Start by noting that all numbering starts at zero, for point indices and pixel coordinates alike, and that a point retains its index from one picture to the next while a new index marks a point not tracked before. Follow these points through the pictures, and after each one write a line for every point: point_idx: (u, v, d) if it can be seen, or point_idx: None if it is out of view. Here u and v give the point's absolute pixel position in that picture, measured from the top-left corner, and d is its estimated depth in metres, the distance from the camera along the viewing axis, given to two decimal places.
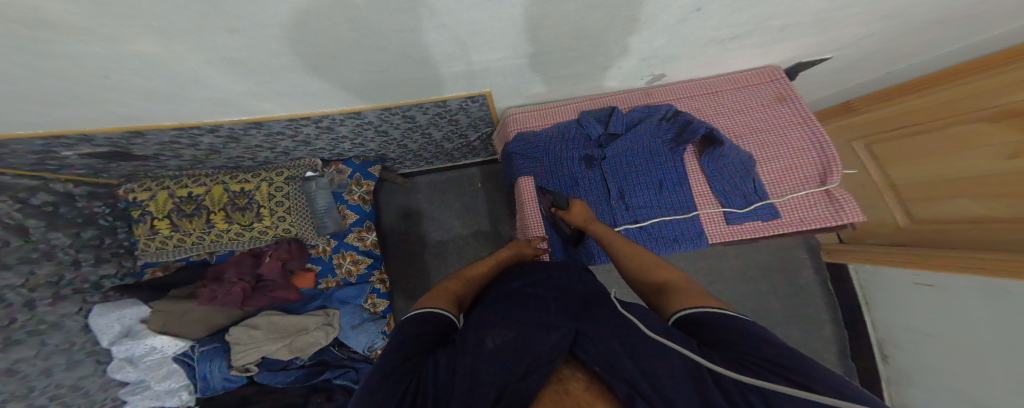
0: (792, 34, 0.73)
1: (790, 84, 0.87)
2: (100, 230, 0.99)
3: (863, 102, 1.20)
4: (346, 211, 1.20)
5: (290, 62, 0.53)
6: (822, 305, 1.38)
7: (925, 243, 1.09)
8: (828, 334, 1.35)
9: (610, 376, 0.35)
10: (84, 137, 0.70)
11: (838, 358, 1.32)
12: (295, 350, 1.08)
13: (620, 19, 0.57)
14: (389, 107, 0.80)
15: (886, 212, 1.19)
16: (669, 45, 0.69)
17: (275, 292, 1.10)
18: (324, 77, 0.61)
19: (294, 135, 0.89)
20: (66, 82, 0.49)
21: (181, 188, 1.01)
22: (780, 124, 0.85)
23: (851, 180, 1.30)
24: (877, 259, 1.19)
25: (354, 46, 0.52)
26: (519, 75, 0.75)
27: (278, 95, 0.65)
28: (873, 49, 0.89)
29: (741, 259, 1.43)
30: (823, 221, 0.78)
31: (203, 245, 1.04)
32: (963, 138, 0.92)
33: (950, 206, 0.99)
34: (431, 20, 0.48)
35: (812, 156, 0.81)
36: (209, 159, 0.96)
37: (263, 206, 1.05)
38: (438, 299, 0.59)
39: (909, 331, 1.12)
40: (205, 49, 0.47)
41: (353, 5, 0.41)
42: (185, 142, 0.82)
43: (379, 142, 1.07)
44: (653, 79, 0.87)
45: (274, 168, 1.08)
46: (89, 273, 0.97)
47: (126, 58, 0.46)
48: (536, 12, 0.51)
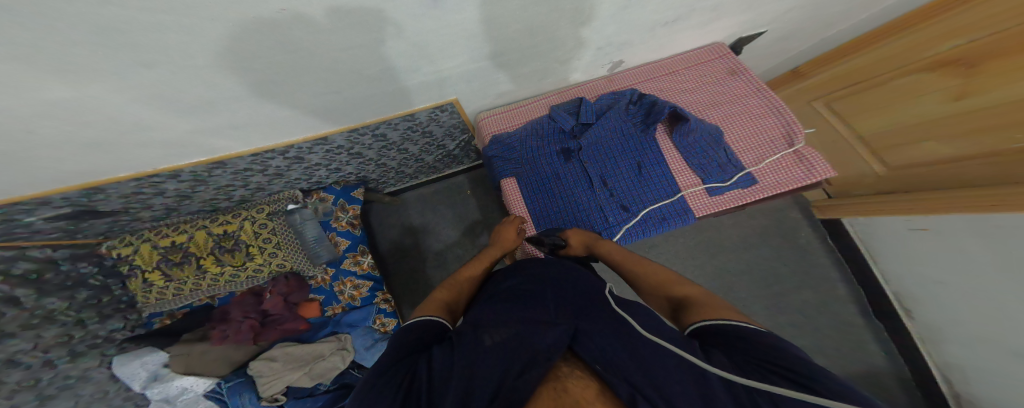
0: (727, 11, 0.74)
1: (738, 58, 0.89)
2: (95, 290, 0.98)
3: (811, 68, 1.26)
4: (337, 238, 1.19)
5: (237, 92, 0.53)
6: (828, 263, 1.36)
7: (905, 187, 1.11)
8: (842, 292, 1.32)
9: (612, 376, 0.36)
10: (43, 201, 0.70)
11: (858, 313, 1.29)
12: (317, 377, 1.07)
13: (567, 13, 0.57)
14: (355, 128, 0.81)
15: (862, 163, 1.20)
16: (621, 33, 0.70)
17: (285, 325, 1.13)
18: (283, 103, 0.61)
19: (264, 169, 0.89)
20: (14, 143, 0.49)
21: (162, 238, 1.01)
22: (737, 95, 0.86)
23: (821, 140, 1.31)
24: (866, 210, 1.19)
25: (303, 69, 0.52)
26: (483, 77, 0.75)
27: (235, 129, 0.65)
28: (807, 17, 0.91)
29: (739, 227, 1.43)
30: (800, 181, 0.77)
31: (201, 290, 1.05)
32: (911, 88, 0.97)
33: (916, 152, 1.02)
34: (390, 34, 0.48)
35: (772, 121, 0.82)
36: (183, 205, 0.96)
37: (252, 244, 1.06)
38: (428, 308, 0.58)
39: (917, 276, 1.12)
40: (153, 89, 0.47)
41: (296, 27, 0.41)
42: (150, 191, 0.82)
43: (356, 165, 1.08)
44: (614, 65, 0.88)
45: (254, 205, 1.09)
46: (97, 329, 0.97)
47: (69, 110, 0.46)
48: (487, 15, 0.51)
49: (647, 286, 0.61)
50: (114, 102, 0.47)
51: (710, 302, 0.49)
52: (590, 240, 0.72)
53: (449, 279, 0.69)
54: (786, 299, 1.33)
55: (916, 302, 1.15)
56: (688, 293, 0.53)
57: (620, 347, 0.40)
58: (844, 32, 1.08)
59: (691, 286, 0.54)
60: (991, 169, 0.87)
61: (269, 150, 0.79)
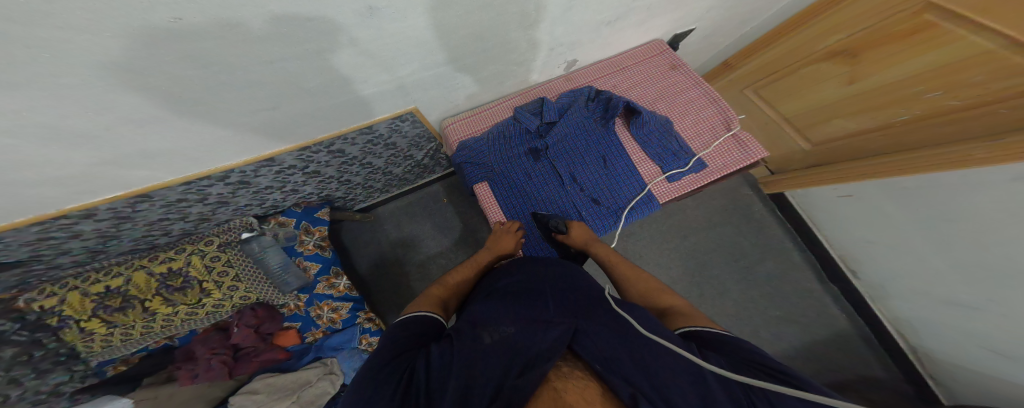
0: (657, 12, 0.79)
1: (676, 53, 0.95)
2: (23, 346, 0.79)
3: (737, 60, 1.36)
4: (306, 263, 1.14)
5: (158, 111, 0.49)
6: (781, 234, 1.48)
7: (826, 160, 1.23)
8: (797, 260, 1.43)
9: (611, 375, 0.38)
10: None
11: (812, 275, 1.42)
12: (307, 405, 1.02)
13: (514, 15, 0.57)
14: (307, 145, 0.79)
15: (790, 141, 1.32)
16: (568, 34, 0.72)
17: (260, 356, 1.09)
18: (217, 120, 0.57)
19: (203, 198, 0.84)
20: None
21: (94, 285, 0.86)
22: (679, 88, 0.92)
23: (755, 123, 1.42)
24: (800, 182, 1.32)
25: (232, 83, 0.48)
26: (440, 85, 0.74)
27: (160, 155, 0.61)
28: (728, 15, 0.98)
29: (703, 207, 1.53)
30: (742, 162, 0.83)
31: (155, 333, 0.96)
32: (816, 75, 1.10)
33: (831, 128, 1.15)
34: (343, 41, 0.48)
35: (713, 109, 0.89)
36: (110, 245, 0.87)
37: (205, 281, 0.97)
38: (425, 304, 0.61)
39: (851, 238, 1.25)
40: (55, 116, 0.42)
41: (224, 38, 0.39)
42: (65, 234, 0.74)
43: (315, 184, 1.04)
44: (569, 65, 0.90)
45: (199, 237, 1.00)
46: (37, 385, 0.82)
47: None
48: (436, 20, 0.51)
49: (633, 291, 0.67)
50: (5, 129, 0.41)
51: (689, 311, 0.56)
52: (590, 241, 0.77)
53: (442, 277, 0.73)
54: (751, 268, 1.44)
55: (855, 259, 1.28)
56: (675, 303, 0.60)
57: (619, 345, 0.43)
58: (760, 26, 1.18)
59: (678, 299, 0.61)
60: (894, 138, 0.99)
61: (204, 177, 0.74)
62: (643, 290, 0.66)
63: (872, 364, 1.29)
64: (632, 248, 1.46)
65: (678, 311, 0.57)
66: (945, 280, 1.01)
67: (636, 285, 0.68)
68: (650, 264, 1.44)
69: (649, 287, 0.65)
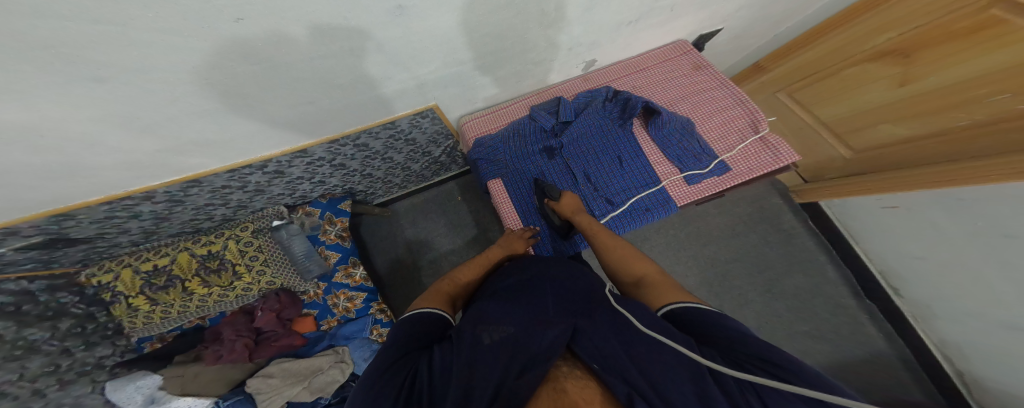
0: (681, 12, 0.77)
1: (701, 54, 0.93)
2: (78, 318, 0.94)
3: (771, 62, 1.31)
4: (326, 252, 1.18)
5: (205, 106, 0.52)
6: (812, 246, 1.41)
7: (872, 168, 1.16)
8: (832, 274, 1.36)
9: (609, 375, 0.38)
10: (9, 229, 0.68)
11: (847, 294, 1.33)
12: (316, 390, 1.08)
13: (534, 14, 0.58)
14: (334, 139, 0.82)
15: (830, 147, 1.25)
16: (589, 33, 0.72)
17: (278, 341, 1.12)
18: (257, 114, 0.60)
19: (244, 186, 0.89)
20: None
21: (145, 263, 0.98)
22: (702, 89, 0.89)
23: (791, 127, 1.36)
24: (839, 191, 1.25)
25: (270, 80, 0.51)
26: (460, 83, 0.76)
27: (204, 147, 0.66)
28: (757, 14, 0.95)
29: (724, 217, 1.47)
30: (770, 166, 0.79)
31: (191, 312, 1.04)
32: (860, 77, 1.04)
33: (877, 134, 1.08)
34: (368, 44, 0.50)
35: (738, 111, 0.86)
36: (162, 227, 0.94)
37: (237, 264, 1.04)
38: (432, 299, 0.62)
39: (896, 253, 1.16)
40: (115, 110, 0.46)
41: (265, 44, 0.42)
42: (125, 215, 0.81)
43: (341, 176, 1.08)
44: (587, 65, 0.89)
45: (236, 224, 1.07)
46: (85, 355, 0.96)
47: (34, 135, 0.45)
48: (457, 20, 0.52)
49: (610, 259, 0.68)
50: (79, 120, 0.46)
51: (666, 284, 0.57)
52: (576, 212, 0.76)
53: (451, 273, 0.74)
54: (777, 283, 1.37)
55: (902, 278, 1.19)
56: (648, 272, 0.62)
57: (617, 344, 0.42)
58: (801, 23, 1.14)
59: (651, 267, 0.63)
60: (950, 149, 0.92)
61: (245, 166, 0.79)
62: (619, 258, 0.68)
63: (912, 395, 1.19)
64: (648, 255, 1.42)
65: (651, 280, 0.59)
66: (1000, 310, 0.92)
67: (613, 254, 0.68)
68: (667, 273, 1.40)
69: (626, 256, 0.66)
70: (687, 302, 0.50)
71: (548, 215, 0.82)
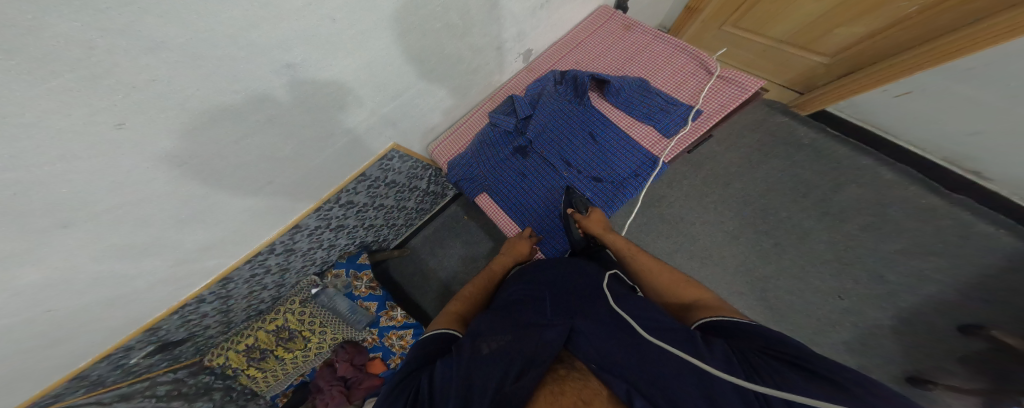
0: None
1: (626, 14, 0.90)
2: (224, 389, 1.06)
3: (696, 3, 1.20)
4: (365, 303, 1.25)
5: (207, 189, 0.54)
6: (860, 150, 1.26)
7: (854, 65, 1.05)
8: (892, 176, 1.20)
9: (609, 375, 0.43)
10: (125, 348, 0.75)
11: (925, 189, 1.17)
12: None
13: (441, 30, 0.60)
14: (319, 205, 0.84)
15: (801, 60, 1.13)
16: (508, 28, 0.72)
17: (363, 383, 1.19)
18: (243, 194, 0.62)
19: (270, 268, 0.94)
20: (45, 333, 0.55)
21: (241, 344, 1.08)
22: (643, 44, 0.85)
23: (751, 52, 1.25)
24: (840, 95, 1.12)
25: (243, 151, 0.53)
26: (407, 115, 0.77)
27: (214, 249, 0.70)
28: None
29: (743, 150, 1.36)
30: (741, 97, 0.71)
31: (291, 372, 1.15)
32: None
33: (840, 36, 0.99)
34: (321, 90, 0.53)
35: (685, 57, 0.81)
36: (233, 316, 1.02)
37: (302, 330, 1.13)
38: (446, 320, 0.62)
39: (945, 134, 1.03)
40: (106, 236, 0.49)
41: (241, 113, 0.47)
42: (199, 314, 0.88)
43: (348, 235, 1.12)
44: (525, 56, 0.88)
45: (282, 302, 1.15)
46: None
47: (68, 282, 0.51)
48: (365, 59, 0.53)
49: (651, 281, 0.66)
50: (92, 248, 0.50)
51: (720, 305, 0.56)
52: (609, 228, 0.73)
53: (464, 289, 0.73)
54: (826, 204, 1.24)
55: (974, 159, 1.03)
56: (700, 295, 0.60)
57: (614, 345, 0.47)
58: None
59: (701, 289, 0.61)
60: (934, 23, 0.82)
61: (257, 253, 0.82)
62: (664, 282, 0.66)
63: None
64: (669, 214, 1.34)
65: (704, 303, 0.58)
66: None
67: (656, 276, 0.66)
68: (700, 225, 1.31)
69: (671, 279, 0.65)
70: (721, 313, 0.53)
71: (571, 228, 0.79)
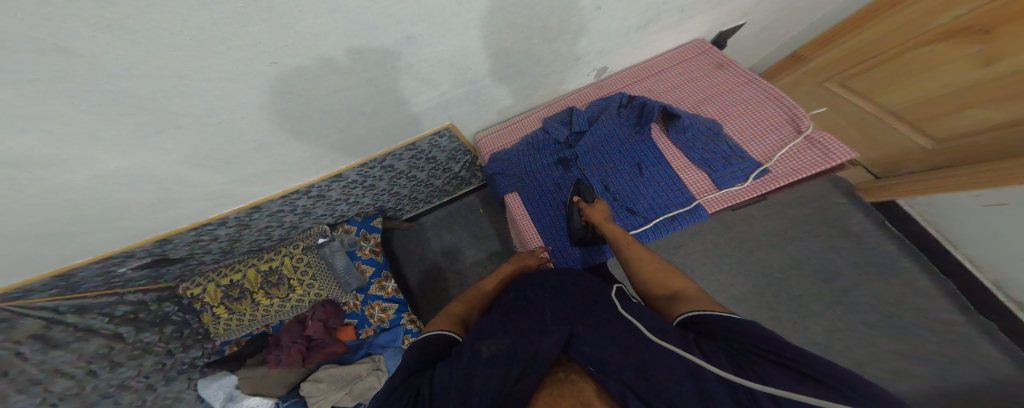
0: (697, 9, 0.76)
1: (722, 51, 0.89)
2: (177, 324, 1.10)
3: (809, 51, 1.19)
4: (363, 266, 1.24)
5: (273, 130, 0.58)
6: (895, 249, 1.22)
7: (958, 158, 0.98)
8: (923, 284, 1.15)
9: (605, 376, 0.40)
10: (127, 253, 0.81)
11: (953, 307, 1.11)
12: (357, 396, 1.10)
13: (537, 31, 0.60)
14: (364, 162, 0.85)
15: (901, 138, 1.08)
16: (597, 41, 0.72)
17: (325, 348, 1.17)
18: (306, 139, 0.65)
19: (294, 209, 0.96)
20: (88, 212, 0.59)
21: (223, 278, 1.12)
22: (729, 87, 0.84)
23: (847, 117, 1.19)
24: (922, 189, 1.06)
25: (313, 109, 0.57)
26: (470, 103, 0.79)
27: (260, 179, 0.73)
28: (780, 6, 0.90)
29: (773, 218, 1.34)
30: (819, 166, 0.70)
31: (257, 320, 1.14)
32: (919, 63, 0.91)
33: (959, 120, 0.93)
34: (401, 65, 0.54)
35: (773, 108, 0.79)
36: (235, 247, 1.06)
37: (291, 278, 1.14)
38: (445, 321, 0.60)
39: (1010, 258, 0.96)
40: (176, 150, 0.54)
41: (329, 66, 0.48)
42: (209, 238, 0.92)
43: (372, 197, 1.13)
44: (599, 73, 0.89)
45: (291, 243, 1.18)
46: (182, 356, 1.09)
47: (126, 177, 0.55)
48: (459, 43, 0.55)
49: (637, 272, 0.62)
50: (164, 152, 0.53)
51: (703, 297, 0.51)
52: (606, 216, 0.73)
53: (466, 293, 0.72)
54: (844, 293, 1.20)
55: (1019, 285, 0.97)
56: (684, 287, 0.55)
57: (612, 346, 0.43)
58: (833, 14, 1.06)
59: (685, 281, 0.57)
60: None
61: (292, 192, 0.85)
62: (647, 272, 0.61)
63: None
64: (682, 261, 1.32)
65: (685, 293, 0.53)
66: None
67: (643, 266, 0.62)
68: (711, 281, 1.28)
69: (655, 271, 0.60)
70: (709, 308, 0.47)
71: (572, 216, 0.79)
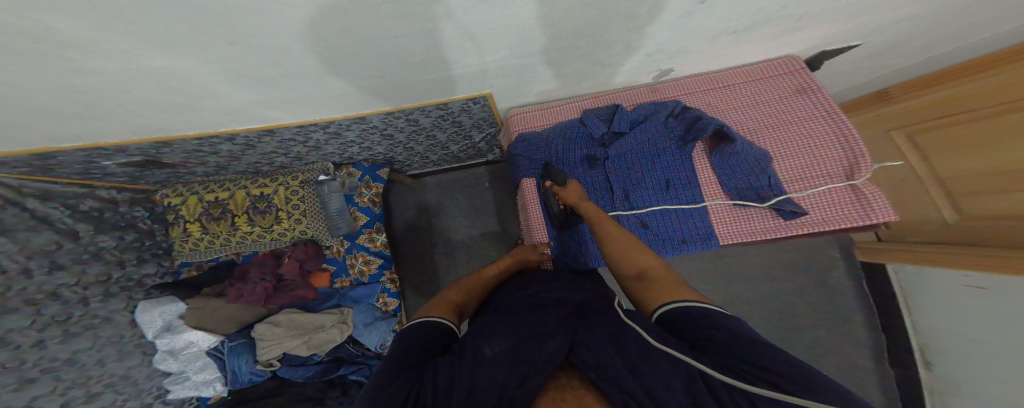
0: (810, 22, 0.71)
1: (812, 75, 0.84)
2: (140, 233, 1.07)
3: (901, 91, 1.14)
4: (357, 214, 1.19)
5: (307, 62, 0.55)
6: (856, 307, 1.31)
7: (973, 240, 0.99)
8: (861, 336, 1.28)
9: (605, 383, 0.37)
10: (120, 148, 0.77)
11: (872, 363, 1.25)
12: (313, 347, 1.08)
13: (620, 15, 0.56)
14: (392, 111, 0.81)
15: (931, 206, 1.09)
16: (676, 39, 0.69)
17: (295, 291, 1.12)
18: (344, 77, 0.62)
19: (305, 141, 0.92)
20: (89, 95, 0.54)
21: (209, 193, 1.09)
22: (799, 118, 0.82)
23: (896, 176, 1.18)
24: (926, 258, 1.09)
25: (353, 53, 0.54)
26: (519, 76, 0.75)
27: (286, 103, 0.69)
28: (897, 37, 0.84)
29: (764, 257, 1.37)
30: (852, 221, 0.73)
31: (229, 246, 1.09)
32: (999, 130, 0.88)
33: (994, 202, 0.91)
34: (438, 14, 0.48)
35: (836, 151, 0.77)
36: (232, 165, 1.01)
37: (280, 209, 1.10)
38: (441, 307, 0.57)
39: (957, 335, 1.02)
40: (212, 59, 0.51)
41: (360, 11, 0.44)
42: (208, 150, 0.87)
43: (387, 146, 1.08)
44: (660, 74, 0.86)
45: (291, 172, 1.14)
46: (133, 272, 1.04)
47: (145, 72, 0.51)
48: (538, 12, 0.52)
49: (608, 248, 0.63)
50: (193, 58, 0.49)
51: (671, 280, 0.51)
52: (580, 198, 0.71)
53: (464, 279, 0.69)
54: (793, 336, 1.29)
55: (947, 356, 1.06)
56: (650, 265, 0.55)
57: (612, 348, 0.41)
58: (930, 61, 1.02)
59: (656, 260, 0.56)
60: None
61: (313, 124, 0.80)
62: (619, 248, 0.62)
63: None
64: None
65: (654, 274, 0.53)
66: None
67: (616, 243, 0.62)
68: None
69: (628, 247, 0.60)
70: (691, 300, 0.45)
71: (549, 199, 0.79)
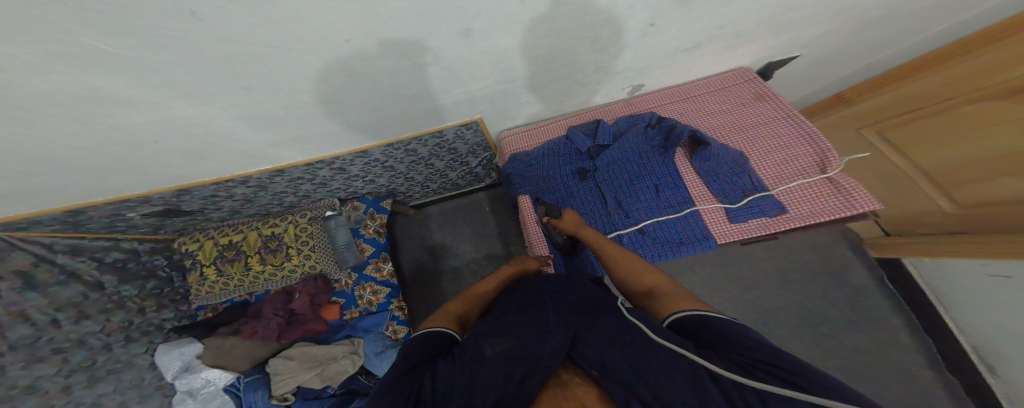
0: (750, 39, 0.77)
1: (766, 82, 0.88)
2: (160, 281, 1.13)
3: (857, 93, 1.18)
4: (363, 245, 1.24)
5: (308, 102, 0.60)
6: (887, 307, 1.24)
7: (977, 228, 0.97)
8: (903, 338, 1.19)
9: (605, 378, 0.37)
10: (147, 197, 0.85)
11: (923, 366, 1.15)
12: (326, 379, 1.07)
13: (585, 41, 0.61)
14: (391, 142, 0.86)
15: (926, 199, 1.06)
16: (639, 58, 0.73)
17: (306, 325, 1.14)
18: (344, 115, 0.67)
19: (313, 178, 0.97)
20: (125, 147, 0.61)
21: (224, 237, 1.14)
22: (764, 121, 0.84)
23: (877, 174, 1.18)
24: (937, 251, 1.05)
25: (350, 91, 0.59)
26: (506, 99, 0.79)
27: (294, 143, 0.75)
28: (840, 44, 0.89)
29: (774, 260, 1.35)
30: (841, 212, 0.71)
31: (243, 287, 1.14)
32: (965, 119, 0.89)
33: (983, 188, 0.91)
34: (428, 59, 0.55)
35: (804, 148, 0.79)
36: (246, 208, 1.08)
37: (292, 246, 1.14)
38: (444, 319, 0.58)
39: (1000, 328, 0.97)
40: (231, 105, 0.56)
41: (361, 57, 0.51)
42: (225, 194, 0.93)
43: (388, 178, 1.14)
44: (633, 89, 0.90)
45: (300, 211, 1.19)
46: (153, 317, 1.09)
47: (170, 124, 0.58)
48: (510, 43, 0.57)
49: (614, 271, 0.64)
50: (210, 104, 0.55)
51: (678, 293, 0.51)
52: (578, 225, 0.73)
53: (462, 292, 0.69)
54: (827, 341, 1.22)
55: (1004, 356, 0.98)
56: (656, 282, 0.56)
57: (611, 346, 0.42)
58: (883, 60, 1.06)
59: (660, 276, 0.57)
60: None
61: (319, 161, 0.86)
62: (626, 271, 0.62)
63: None
64: None
65: (662, 290, 0.54)
66: None
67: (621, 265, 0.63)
68: None
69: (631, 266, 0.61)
70: (699, 309, 0.46)
71: (552, 233, 0.82)
